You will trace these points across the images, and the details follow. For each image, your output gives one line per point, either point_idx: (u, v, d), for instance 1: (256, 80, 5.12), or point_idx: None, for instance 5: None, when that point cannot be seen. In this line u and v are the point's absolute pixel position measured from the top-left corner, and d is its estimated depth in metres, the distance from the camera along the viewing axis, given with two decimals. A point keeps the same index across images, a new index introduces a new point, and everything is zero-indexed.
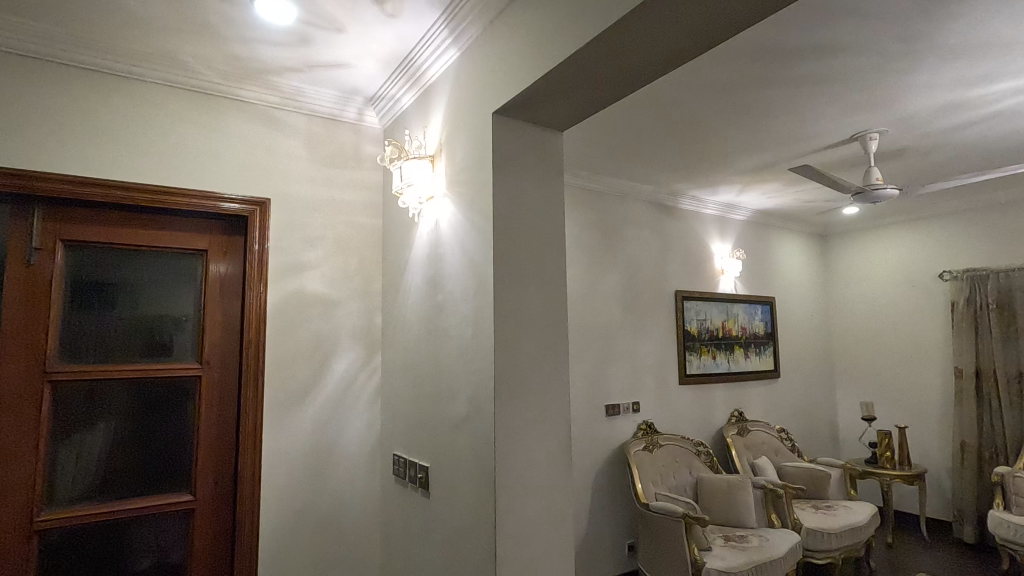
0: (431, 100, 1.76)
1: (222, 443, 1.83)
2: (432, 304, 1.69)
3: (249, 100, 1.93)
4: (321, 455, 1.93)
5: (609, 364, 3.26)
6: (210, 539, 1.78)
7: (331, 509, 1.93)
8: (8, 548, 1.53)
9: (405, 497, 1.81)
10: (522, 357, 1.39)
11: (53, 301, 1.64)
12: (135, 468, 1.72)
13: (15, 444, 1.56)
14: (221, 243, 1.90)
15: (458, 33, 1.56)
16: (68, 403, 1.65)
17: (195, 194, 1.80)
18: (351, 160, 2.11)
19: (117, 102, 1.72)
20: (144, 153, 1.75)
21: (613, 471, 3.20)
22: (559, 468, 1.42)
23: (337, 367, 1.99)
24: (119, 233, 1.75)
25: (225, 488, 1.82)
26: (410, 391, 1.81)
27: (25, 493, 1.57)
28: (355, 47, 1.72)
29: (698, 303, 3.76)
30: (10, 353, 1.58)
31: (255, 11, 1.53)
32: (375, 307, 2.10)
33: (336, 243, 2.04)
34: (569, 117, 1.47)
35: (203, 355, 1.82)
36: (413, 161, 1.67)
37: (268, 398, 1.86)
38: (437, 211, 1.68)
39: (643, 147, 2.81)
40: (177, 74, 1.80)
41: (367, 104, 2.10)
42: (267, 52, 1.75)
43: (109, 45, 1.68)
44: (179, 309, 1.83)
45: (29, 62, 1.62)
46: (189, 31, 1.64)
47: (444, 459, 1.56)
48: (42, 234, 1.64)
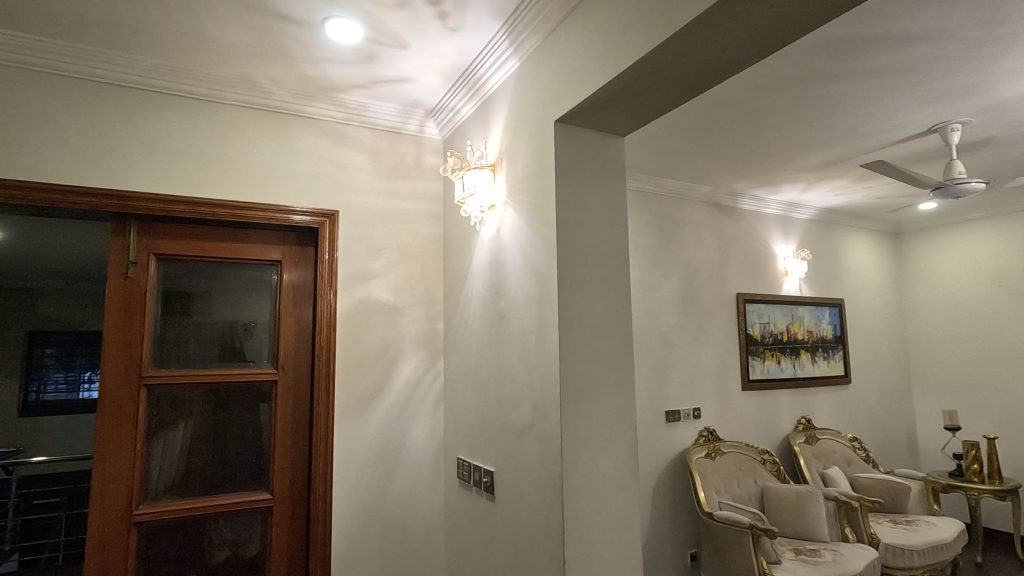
0: (491, 110, 1.80)
1: (297, 444, 1.92)
2: (494, 311, 1.72)
3: (317, 117, 2.02)
4: (388, 457, 1.99)
5: (668, 370, 3.20)
6: (287, 536, 1.87)
7: (398, 510, 1.99)
8: (110, 538, 1.66)
9: (471, 500, 1.84)
10: (589, 363, 1.39)
11: (147, 311, 1.78)
12: (218, 466, 1.84)
13: (115, 443, 1.70)
14: (293, 254, 2.00)
15: (519, 43, 1.58)
16: (161, 405, 1.79)
17: (270, 208, 1.90)
18: (413, 172, 2.17)
19: (200, 123, 1.85)
20: (224, 170, 1.86)
21: (674, 478, 3.14)
22: (626, 475, 1.41)
23: (402, 372, 2.05)
24: (204, 246, 1.87)
25: (299, 487, 1.91)
26: (473, 396, 1.84)
27: (125, 487, 1.70)
28: (418, 61, 1.77)
29: (761, 306, 3.63)
30: (110, 358, 1.71)
31: (325, 32, 1.61)
32: (437, 314, 2.15)
33: (400, 251, 2.10)
34: (633, 121, 1.46)
35: (278, 361, 1.92)
36: (475, 170, 1.71)
37: (339, 402, 1.93)
38: (499, 219, 1.71)
39: (700, 148, 2.75)
40: (253, 96, 1.91)
41: (428, 115, 2.16)
42: (334, 71, 1.84)
43: (193, 71, 1.81)
44: (257, 317, 1.95)
45: (125, 91, 1.76)
46: (263, 54, 1.73)
47: (509, 464, 1.58)
48: (137, 249, 1.78)
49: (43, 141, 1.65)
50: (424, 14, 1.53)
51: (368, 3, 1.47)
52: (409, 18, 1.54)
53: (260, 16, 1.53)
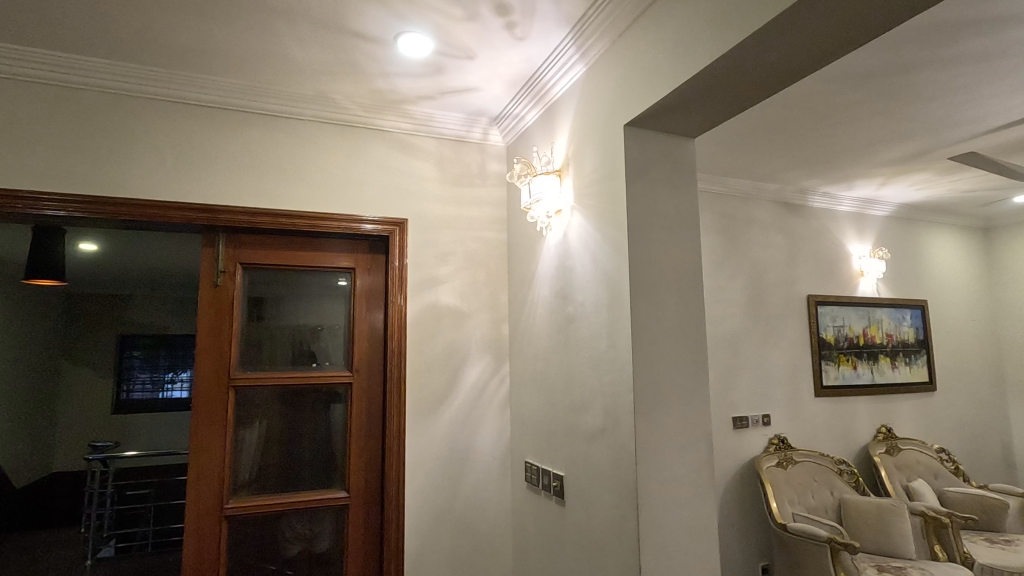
0: (556, 117, 1.81)
1: (370, 445, 2.00)
2: (562, 316, 1.73)
3: (387, 129, 2.09)
4: (456, 459, 2.03)
5: (735, 375, 3.10)
6: (362, 534, 1.94)
7: (467, 511, 2.02)
8: (204, 532, 1.78)
9: (539, 504, 1.84)
10: (663, 369, 1.37)
11: (234, 316, 1.90)
12: (299, 464, 1.94)
13: (207, 441, 1.82)
14: (365, 261, 2.08)
15: (585, 49, 1.59)
16: (248, 405, 1.90)
17: (343, 217, 1.98)
18: (477, 178, 2.21)
19: (280, 139, 1.95)
20: (302, 183, 1.96)
21: (743, 487, 3.04)
22: (702, 483, 1.38)
23: (469, 376, 2.09)
24: (284, 255, 1.98)
25: (373, 487, 1.98)
26: (541, 401, 1.85)
27: (217, 482, 1.81)
28: (484, 71, 1.81)
29: (834, 308, 3.45)
30: (202, 362, 1.83)
31: (397, 47, 1.66)
32: (501, 318, 2.17)
33: (466, 257, 2.15)
34: (706, 122, 1.43)
35: (352, 364, 2.00)
36: (541, 176, 1.72)
37: (410, 404, 1.99)
38: (566, 224, 1.72)
39: (767, 145, 2.66)
40: (328, 111, 2.00)
41: (492, 123, 2.20)
42: (403, 84, 1.90)
43: (273, 90, 1.92)
44: (332, 321, 2.04)
45: (213, 111, 1.89)
46: (338, 71, 1.82)
47: (579, 469, 1.58)
48: (225, 259, 1.90)
49: (143, 160, 1.79)
50: (491, 25, 1.56)
51: (439, 18, 1.52)
52: (477, 30, 1.57)
53: (336, 35, 1.60)
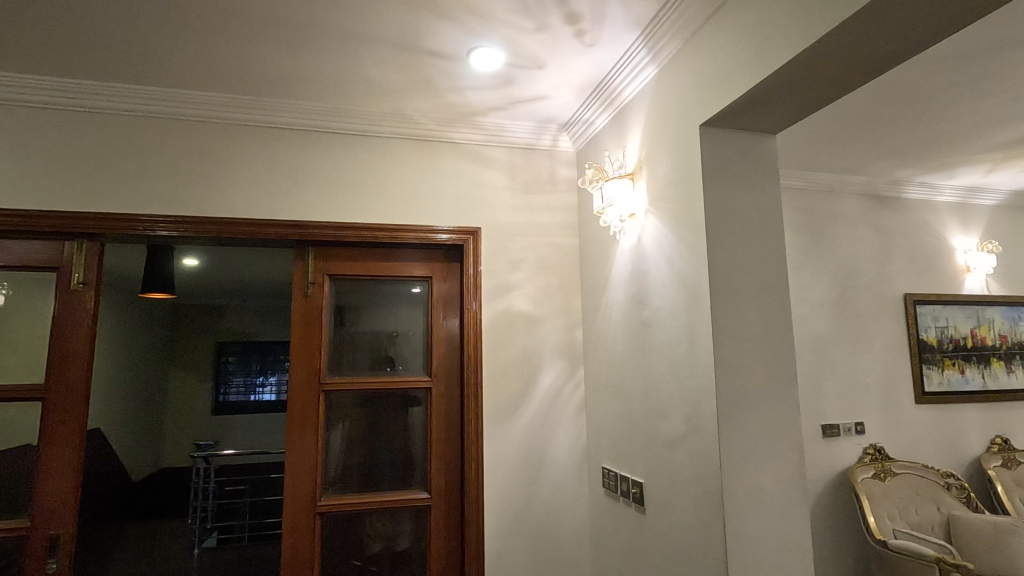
0: (627, 121, 1.80)
1: (450, 447, 2.06)
2: (637, 321, 1.70)
3: (460, 140, 2.16)
4: (533, 464, 2.05)
5: (823, 379, 2.92)
6: (444, 534, 2.01)
7: (544, 515, 2.04)
8: (300, 526, 1.90)
9: (618, 510, 1.83)
10: (747, 374, 1.33)
11: (323, 324, 2.02)
12: (384, 465, 2.03)
13: (301, 442, 1.94)
14: (441, 269, 2.16)
15: (657, 50, 1.57)
16: (337, 408, 2.02)
17: (420, 228, 2.06)
18: (548, 185, 2.23)
19: (361, 156, 2.06)
20: (382, 197, 2.06)
21: (835, 499, 2.86)
22: (793, 494, 1.32)
23: (544, 381, 2.11)
24: (366, 266, 2.09)
25: (453, 489, 2.04)
26: (617, 407, 1.83)
27: (310, 480, 1.93)
28: (553, 79, 1.82)
29: (936, 308, 3.18)
30: (296, 368, 1.97)
31: (469, 62, 1.72)
32: (575, 323, 2.17)
33: (538, 263, 2.17)
34: (789, 117, 1.37)
35: (431, 369, 2.08)
36: (614, 180, 1.72)
37: (487, 408, 2.04)
38: (640, 228, 1.70)
39: (854, 136, 2.50)
40: (404, 127, 2.09)
41: (561, 129, 2.21)
42: (475, 97, 1.95)
43: (354, 110, 2.03)
44: (411, 328, 2.13)
45: (300, 133, 2.02)
46: (413, 89, 1.89)
47: (660, 476, 1.55)
48: (314, 271, 2.04)
49: (241, 182, 1.95)
50: (561, 34, 1.57)
51: (510, 31, 1.55)
52: (547, 39, 1.59)
53: (411, 55, 1.68)
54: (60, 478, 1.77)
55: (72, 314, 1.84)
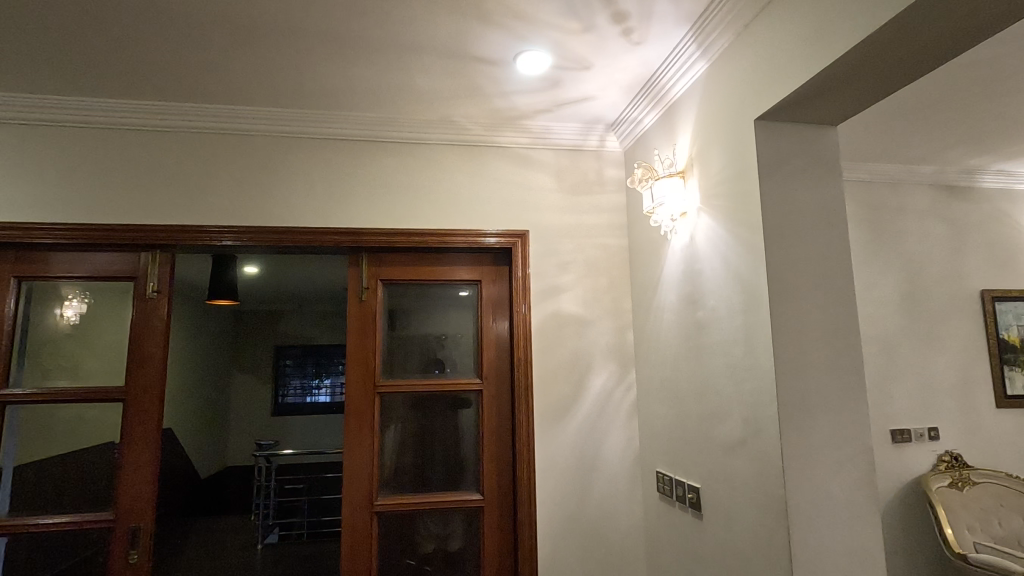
0: (676, 118, 1.76)
1: (501, 450, 2.07)
2: (691, 322, 1.67)
3: (507, 144, 2.17)
4: (585, 466, 2.04)
5: (891, 382, 2.77)
6: (498, 536, 2.02)
7: (598, 519, 2.02)
8: (359, 525, 1.96)
9: (673, 516, 1.79)
10: (810, 376, 1.28)
11: (377, 328, 2.08)
12: (437, 466, 2.07)
13: (358, 443, 2.00)
14: (490, 273, 2.18)
15: (708, 45, 1.53)
16: (391, 410, 2.07)
17: (469, 232, 2.09)
18: (595, 186, 2.21)
19: (411, 163, 2.11)
20: (431, 203, 2.10)
21: (906, 508, 2.70)
22: (863, 502, 1.26)
23: (594, 384, 2.09)
24: (417, 271, 2.13)
25: (506, 491, 2.05)
26: (671, 410, 1.80)
27: (367, 480, 1.99)
28: (600, 79, 1.81)
29: (1018, 305, 2.95)
30: (352, 371, 2.03)
31: (516, 67, 1.73)
32: (625, 324, 2.15)
33: (587, 265, 2.15)
34: (851, 107, 1.31)
35: (482, 371, 2.10)
36: (664, 180, 1.69)
37: (538, 411, 2.04)
38: (692, 227, 1.66)
39: (922, 124, 2.36)
40: (452, 133, 2.13)
41: (608, 129, 2.19)
42: (521, 101, 1.96)
43: (404, 119, 2.08)
44: (462, 331, 2.15)
45: (353, 143, 2.09)
46: (460, 95, 1.92)
47: (718, 481, 1.51)
48: (368, 276, 2.10)
49: (298, 193, 2.03)
50: (608, 34, 1.56)
51: (556, 33, 1.55)
52: (594, 40, 1.59)
53: (459, 62, 1.70)
54: (140, 475, 1.89)
55: (148, 321, 1.97)
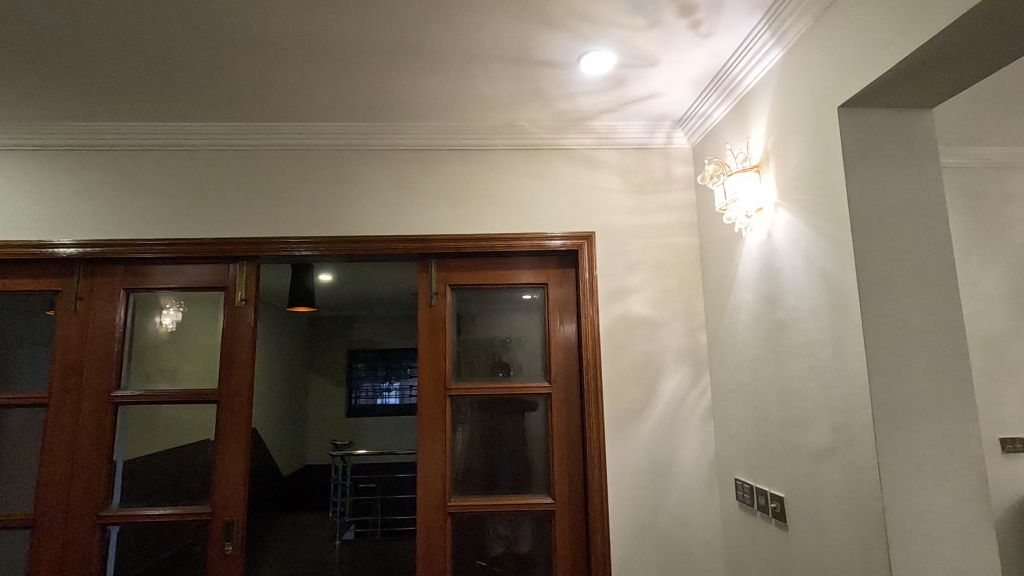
0: (750, 110, 1.69)
1: (572, 453, 2.05)
2: (770, 323, 1.59)
3: (571, 146, 2.17)
4: (659, 472, 1.99)
5: (1000, 385, 2.52)
6: (570, 541, 2.01)
7: (673, 526, 1.96)
8: (433, 525, 2.00)
9: (755, 525, 1.71)
10: (908, 380, 1.18)
11: (446, 332, 2.12)
12: (508, 469, 2.08)
13: (431, 444, 2.04)
14: (557, 275, 2.17)
15: (783, 32, 1.46)
16: (462, 413, 2.10)
17: (535, 236, 2.09)
18: (663, 184, 2.16)
19: (476, 170, 2.14)
20: (497, 207, 2.12)
21: (1021, 525, 2.44)
22: (975, 516, 1.15)
23: (667, 387, 2.04)
24: (484, 275, 2.16)
25: (577, 495, 2.04)
26: (750, 414, 1.72)
27: (440, 481, 2.03)
28: (667, 75, 1.77)
29: None
30: (424, 374, 2.08)
31: (580, 68, 1.72)
32: (698, 326, 2.08)
33: (656, 265, 2.11)
34: (951, 87, 1.20)
35: (550, 375, 2.09)
36: (737, 175, 1.62)
37: (609, 415, 2.01)
38: (769, 223, 1.59)
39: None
40: (516, 138, 2.15)
41: (675, 125, 2.14)
42: (585, 102, 1.95)
43: (469, 126, 2.12)
44: (529, 334, 2.16)
45: (421, 153, 2.15)
46: (524, 100, 1.93)
47: (804, 490, 1.43)
48: (437, 282, 2.14)
49: (370, 203, 2.11)
50: (676, 28, 1.52)
51: (622, 32, 1.53)
52: (661, 35, 1.55)
53: (523, 67, 1.71)
54: (233, 472, 2.03)
55: (238, 328, 2.10)
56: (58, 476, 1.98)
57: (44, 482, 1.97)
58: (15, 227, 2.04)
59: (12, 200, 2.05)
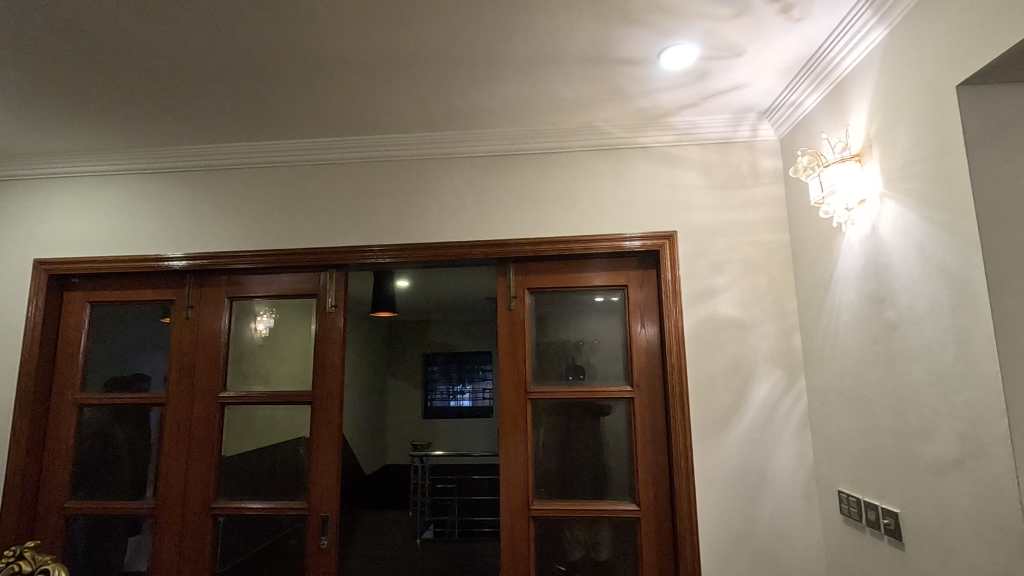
0: (849, 95, 1.58)
1: (657, 460, 2.00)
2: (877, 322, 1.47)
3: (650, 144, 2.12)
4: (752, 481, 1.89)
5: None
6: (656, 549, 1.95)
7: (769, 539, 1.86)
8: (517, 528, 2.01)
9: (864, 541, 1.58)
10: None
11: (525, 336, 2.12)
12: (590, 473, 2.05)
13: (513, 448, 2.05)
14: (637, 277, 2.12)
15: (887, 9, 1.35)
16: (543, 416, 2.09)
17: (613, 237, 2.06)
18: (749, 179, 2.06)
19: (554, 173, 2.14)
20: (575, 210, 2.11)
21: None
22: None
23: (758, 392, 1.94)
24: (562, 278, 2.14)
25: (664, 502, 1.98)
26: (856, 423, 1.60)
27: (523, 485, 2.03)
28: (754, 65, 1.69)
29: None
30: (504, 377, 2.10)
31: (661, 64, 1.68)
32: (791, 328, 1.96)
33: (743, 264, 2.01)
34: None
35: (633, 379, 2.05)
36: (836, 165, 1.52)
37: (695, 421, 1.94)
38: (874, 216, 1.47)
39: None
40: (593, 139, 2.12)
41: (762, 116, 2.03)
42: (665, 98, 1.90)
43: (546, 129, 2.12)
44: (610, 337, 2.12)
45: (498, 158, 2.17)
46: (602, 100, 1.91)
47: (924, 505, 1.31)
48: (516, 286, 2.16)
49: (450, 210, 2.16)
50: (766, 15, 1.45)
51: (707, 23, 1.48)
52: (749, 23, 1.48)
53: (603, 67, 1.69)
54: (326, 470, 2.13)
55: (328, 333, 2.21)
56: (175, 469, 2.16)
57: (164, 475, 2.16)
58: (136, 243, 2.25)
59: (135, 219, 2.27)
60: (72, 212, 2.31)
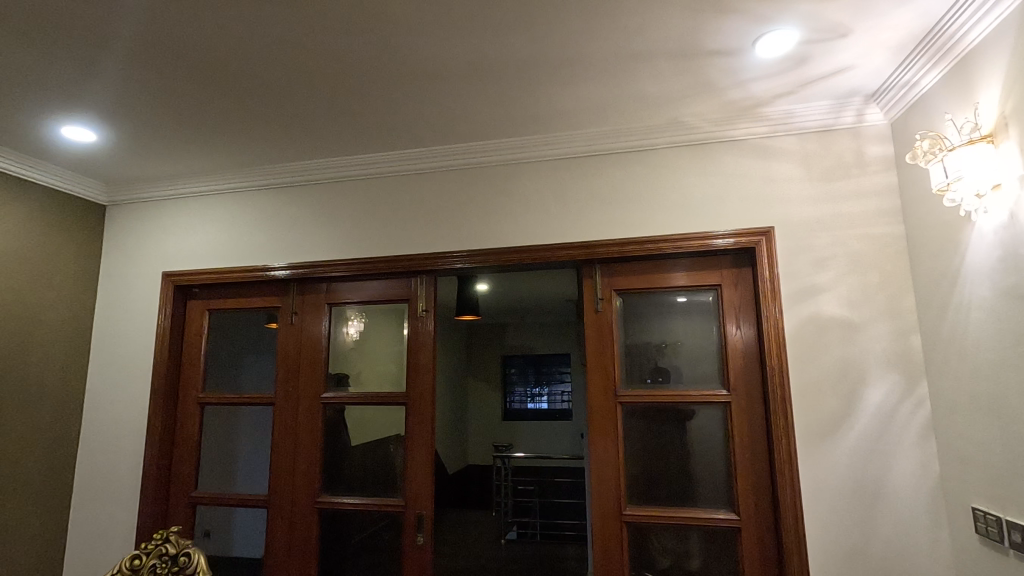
0: (977, 70, 1.43)
1: (757, 468, 1.90)
2: (1018, 321, 1.32)
3: (741, 137, 2.02)
4: (865, 492, 1.76)
5: None
6: (758, 562, 1.86)
7: (887, 556, 1.71)
8: (609, 533, 1.98)
9: (1005, 564, 1.42)
10: None
11: (613, 338, 2.09)
12: (684, 480, 1.98)
13: (604, 450, 2.03)
14: (730, 275, 2.03)
15: None
16: (633, 420, 2.05)
17: (704, 235, 1.99)
18: (854, 168, 1.92)
19: (639, 172, 2.10)
20: (662, 209, 2.05)
21: None
22: None
23: (872, 398, 1.79)
24: (650, 279, 2.09)
25: (766, 513, 1.87)
26: (993, 433, 1.44)
27: (614, 490, 2.00)
28: (861, 45, 1.57)
29: None
30: (593, 380, 2.08)
31: (756, 52, 1.60)
32: (908, 328, 1.80)
33: (850, 260, 1.87)
34: None
35: (729, 382, 1.96)
36: (964, 148, 1.37)
37: (800, 426, 1.82)
38: (1012, 202, 1.33)
39: None
40: (680, 134, 2.06)
41: (868, 100, 1.88)
42: (760, 88, 1.81)
43: (630, 128, 2.08)
44: (702, 339, 2.05)
45: (581, 160, 2.16)
46: (690, 94, 1.85)
47: None
48: (603, 288, 2.13)
49: (534, 214, 2.17)
50: None
51: (808, 5, 1.39)
52: (856, 2, 1.38)
53: (692, 60, 1.64)
54: (420, 469, 2.21)
55: (419, 337, 2.30)
56: (284, 464, 2.32)
57: (275, 471, 2.33)
58: (247, 255, 2.45)
59: (246, 233, 2.47)
60: (192, 228, 2.55)
